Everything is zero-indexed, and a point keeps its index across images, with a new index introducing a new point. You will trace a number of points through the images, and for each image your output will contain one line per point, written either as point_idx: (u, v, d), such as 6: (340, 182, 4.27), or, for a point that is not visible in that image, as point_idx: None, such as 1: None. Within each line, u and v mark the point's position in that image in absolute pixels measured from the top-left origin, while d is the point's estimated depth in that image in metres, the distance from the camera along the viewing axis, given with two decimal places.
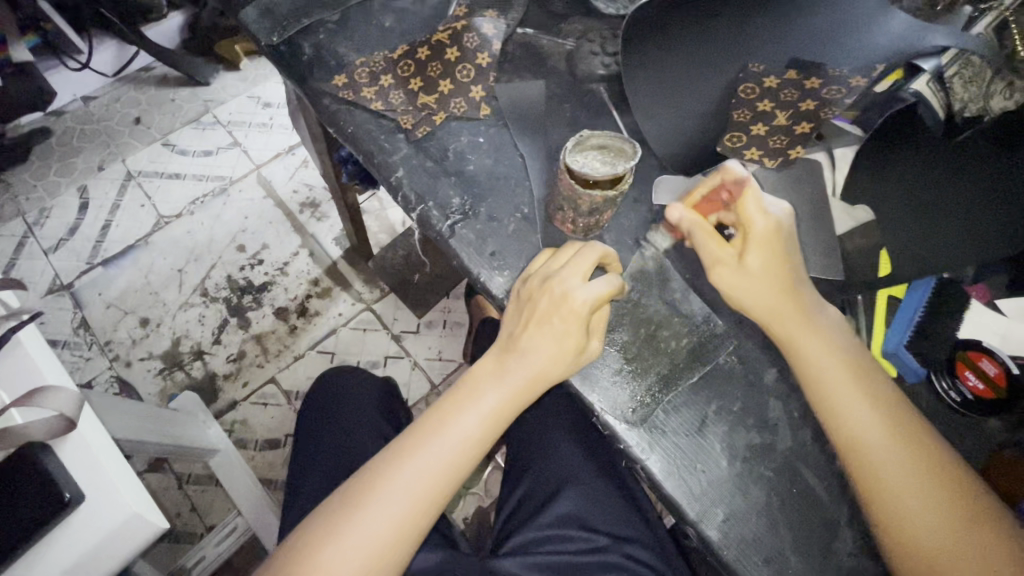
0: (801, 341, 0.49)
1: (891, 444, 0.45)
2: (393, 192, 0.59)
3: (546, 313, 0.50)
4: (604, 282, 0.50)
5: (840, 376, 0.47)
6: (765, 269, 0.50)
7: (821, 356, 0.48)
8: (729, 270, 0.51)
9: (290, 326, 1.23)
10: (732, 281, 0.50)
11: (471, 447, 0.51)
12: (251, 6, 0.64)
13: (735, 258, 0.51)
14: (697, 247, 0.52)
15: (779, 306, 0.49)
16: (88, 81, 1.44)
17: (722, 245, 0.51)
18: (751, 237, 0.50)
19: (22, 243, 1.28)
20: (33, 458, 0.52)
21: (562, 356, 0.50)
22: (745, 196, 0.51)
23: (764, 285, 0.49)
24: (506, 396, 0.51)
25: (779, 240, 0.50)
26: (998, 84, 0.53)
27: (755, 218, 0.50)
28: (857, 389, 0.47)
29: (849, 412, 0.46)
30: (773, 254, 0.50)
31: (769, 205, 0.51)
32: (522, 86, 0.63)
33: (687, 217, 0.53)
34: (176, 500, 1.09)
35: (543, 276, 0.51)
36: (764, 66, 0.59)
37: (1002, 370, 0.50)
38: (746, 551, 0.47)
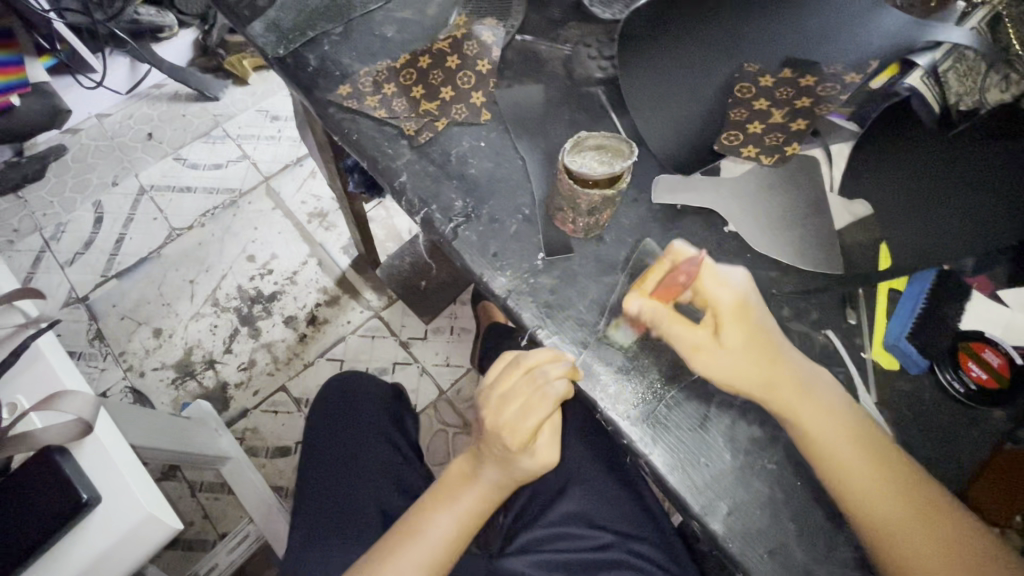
0: (789, 391, 0.48)
1: (877, 486, 0.46)
2: (397, 196, 0.60)
3: (497, 428, 0.53)
4: (553, 390, 0.50)
5: (826, 421, 0.48)
6: (742, 344, 0.49)
7: (808, 404, 0.48)
8: (708, 354, 0.49)
9: (300, 335, 1.25)
10: (717, 364, 0.49)
11: (452, 542, 0.57)
12: (258, 21, 0.66)
13: (712, 340, 0.49)
14: (669, 335, 0.50)
15: (763, 381, 0.48)
16: (102, 98, 1.48)
17: (695, 329, 0.50)
18: (722, 314, 0.49)
19: (39, 258, 1.30)
20: (51, 461, 0.53)
21: (516, 464, 0.54)
22: (704, 277, 0.50)
23: (746, 361, 0.49)
24: (477, 491, 0.57)
25: (747, 312, 0.50)
26: (994, 76, 0.53)
27: (722, 295, 0.50)
28: (843, 432, 0.48)
29: (836, 457, 0.47)
30: (746, 328, 0.49)
31: (729, 279, 0.50)
32: (522, 91, 0.64)
33: (648, 306, 0.51)
34: (190, 508, 1.10)
35: (499, 394, 0.53)
36: (759, 65, 0.60)
37: (1005, 360, 0.52)
38: (750, 544, 0.48)
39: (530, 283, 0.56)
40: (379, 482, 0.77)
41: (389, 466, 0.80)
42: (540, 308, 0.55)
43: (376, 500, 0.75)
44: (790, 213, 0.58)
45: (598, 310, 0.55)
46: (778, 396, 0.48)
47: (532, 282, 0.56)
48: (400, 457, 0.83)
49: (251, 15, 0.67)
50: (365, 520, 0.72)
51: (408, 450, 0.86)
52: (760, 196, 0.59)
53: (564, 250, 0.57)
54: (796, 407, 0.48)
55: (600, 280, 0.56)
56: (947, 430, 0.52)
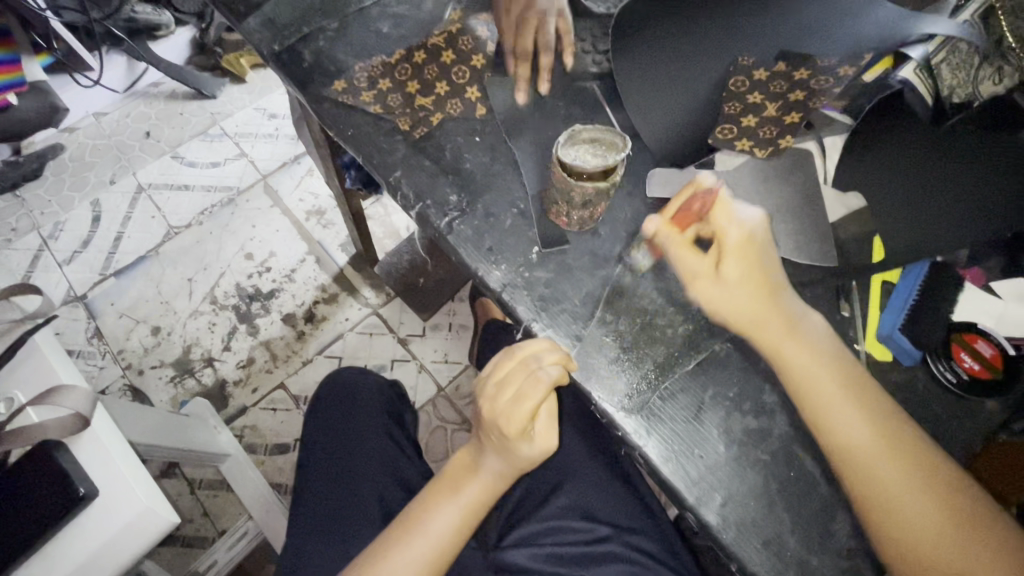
0: (782, 329, 0.49)
1: (868, 432, 0.46)
2: (392, 191, 0.60)
3: (494, 418, 0.53)
4: (546, 375, 0.50)
5: (815, 366, 0.48)
6: (741, 280, 0.50)
7: (799, 347, 0.49)
8: (707, 284, 0.51)
9: (299, 332, 1.25)
10: (711, 292, 0.50)
11: (455, 536, 0.57)
12: (253, 16, 0.66)
13: (710, 271, 0.51)
14: (674, 260, 0.52)
15: (755, 315, 0.50)
16: (99, 97, 1.48)
17: (700, 258, 0.51)
18: (727, 247, 0.50)
19: (37, 257, 1.31)
20: (48, 455, 0.53)
21: (517, 453, 0.55)
22: (716, 211, 0.51)
23: (744, 296, 0.50)
24: (481, 482, 0.58)
25: (755, 249, 0.50)
26: (987, 69, 0.52)
27: (728, 229, 0.50)
28: (840, 386, 0.48)
29: (824, 398, 0.47)
30: (748, 264, 0.50)
31: (740, 215, 0.51)
32: (517, 86, 0.64)
33: (662, 231, 0.52)
34: (189, 505, 1.11)
35: (495, 383, 0.55)
36: (754, 59, 0.60)
37: (997, 351, 0.52)
38: (745, 535, 0.48)
39: (526, 277, 0.56)
40: (377, 477, 0.77)
41: (387, 461, 0.80)
42: (535, 302, 0.55)
43: (375, 495, 0.75)
44: (786, 205, 0.57)
45: (593, 304, 0.55)
46: (768, 335, 0.49)
47: (527, 277, 0.56)
48: (398, 453, 0.83)
49: (247, 11, 0.67)
50: (363, 516, 0.73)
51: (407, 446, 0.86)
52: (755, 189, 0.58)
53: (559, 245, 0.57)
54: (785, 348, 0.49)
55: (595, 275, 0.56)
56: (941, 420, 0.53)
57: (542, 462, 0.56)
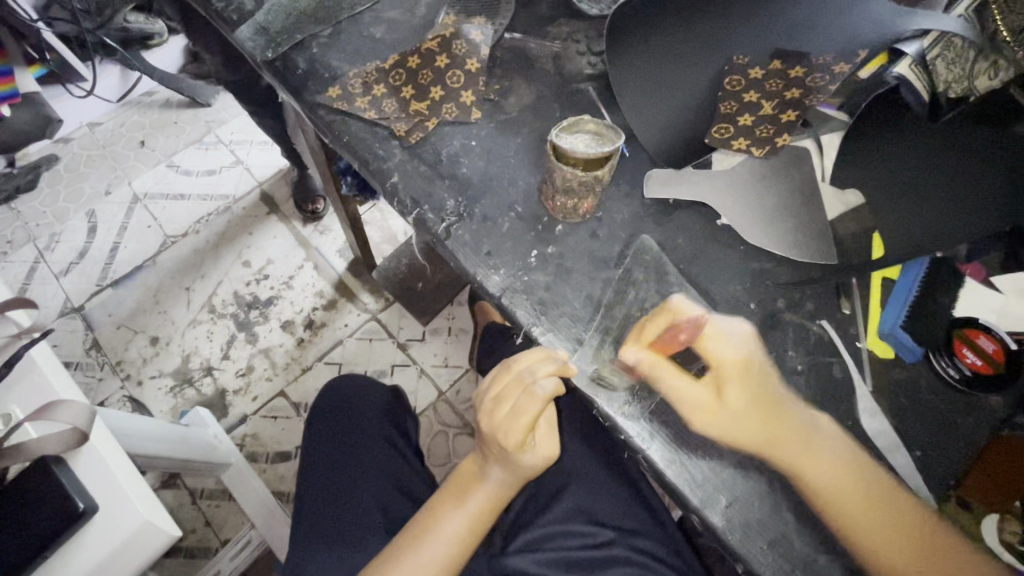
0: (798, 450, 0.48)
1: (895, 537, 0.45)
2: (389, 196, 0.60)
3: (494, 430, 0.54)
4: (541, 389, 0.51)
5: (839, 483, 0.47)
6: (744, 407, 0.48)
7: (817, 468, 0.47)
8: (713, 413, 0.48)
9: (298, 339, 1.24)
10: (718, 425, 0.48)
11: (460, 547, 0.56)
12: (246, 24, 0.66)
13: (714, 400, 0.48)
14: (671, 393, 0.49)
15: (770, 438, 0.48)
16: (93, 107, 1.48)
17: (699, 389, 0.49)
18: (726, 375, 0.49)
19: (34, 268, 1.30)
20: (47, 472, 0.53)
21: (520, 463, 0.55)
22: (705, 338, 0.50)
23: (751, 422, 0.48)
24: (484, 492, 0.58)
25: (749, 372, 0.50)
26: (983, 63, 0.53)
27: (724, 354, 0.50)
28: (847, 487, 0.47)
29: (850, 515, 0.46)
30: (750, 388, 0.49)
31: (728, 338, 0.51)
32: (512, 89, 0.64)
33: (642, 358, 0.49)
34: (191, 515, 1.10)
35: (493, 398, 0.55)
36: (749, 57, 0.60)
37: (999, 346, 0.52)
38: (750, 536, 0.48)
39: (524, 281, 0.56)
40: (380, 485, 0.77)
41: (390, 468, 0.80)
42: (535, 305, 0.55)
43: (377, 503, 0.75)
44: (780, 204, 0.58)
45: (593, 307, 0.55)
46: (787, 458, 0.47)
47: (526, 280, 0.56)
48: (399, 459, 0.83)
49: (240, 19, 0.67)
50: (366, 523, 0.72)
51: (408, 453, 0.86)
52: (752, 189, 0.58)
53: (558, 249, 0.57)
54: (806, 471, 0.47)
55: (594, 277, 0.56)
56: (947, 417, 0.52)
57: (544, 472, 0.56)
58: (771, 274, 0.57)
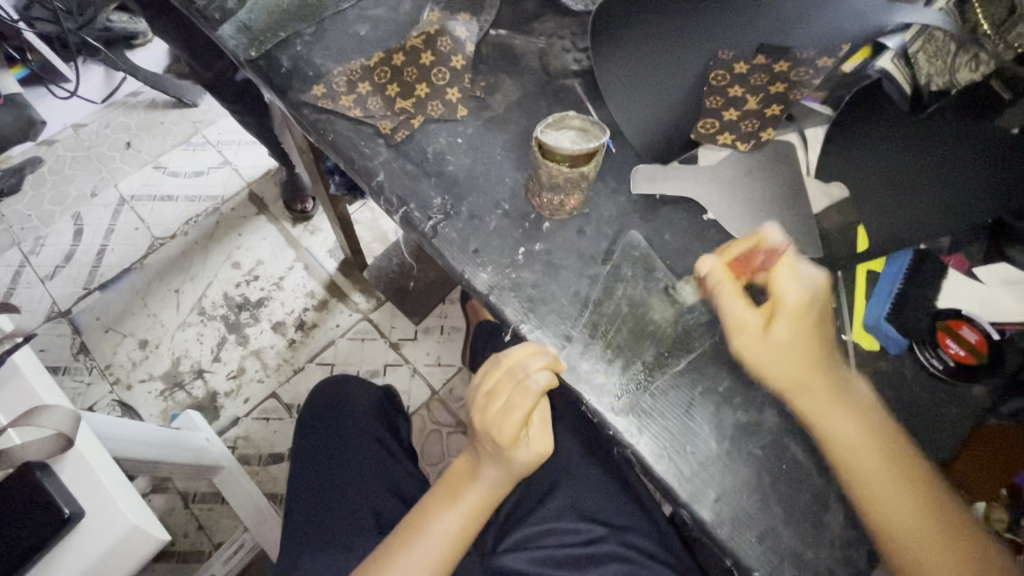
0: (829, 392, 0.48)
1: (896, 494, 0.46)
2: (375, 195, 0.60)
3: (487, 428, 0.53)
4: (534, 383, 0.50)
5: (857, 434, 0.47)
6: (789, 341, 0.48)
7: (841, 419, 0.48)
8: (756, 336, 0.49)
9: (289, 340, 1.24)
10: (758, 349, 0.49)
11: (454, 545, 0.57)
12: (228, 23, 0.66)
13: (762, 326, 0.49)
14: (721, 307, 0.51)
15: (799, 380, 0.48)
16: (77, 109, 1.46)
17: (752, 311, 0.50)
18: (782, 306, 0.49)
19: (19, 273, 1.28)
20: (31, 479, 0.52)
21: (513, 459, 0.54)
22: (777, 270, 0.50)
23: (792, 355, 0.48)
24: (478, 492, 0.58)
25: (808, 313, 0.49)
26: (964, 56, 0.53)
27: (788, 290, 0.49)
28: (869, 440, 0.47)
29: (852, 457, 0.47)
30: (801, 329, 0.49)
31: (805, 277, 0.50)
32: (498, 86, 0.64)
33: (715, 272, 0.51)
34: (183, 519, 1.09)
35: (484, 394, 0.55)
36: (733, 53, 0.60)
37: (982, 336, 0.53)
38: (739, 530, 0.48)
39: (512, 278, 0.56)
40: (372, 485, 0.77)
41: (381, 468, 0.80)
42: (523, 303, 0.55)
43: (369, 504, 0.75)
44: (767, 199, 0.58)
45: (581, 304, 0.54)
46: (808, 403, 0.48)
47: (513, 278, 0.56)
48: (391, 459, 0.82)
49: (222, 18, 0.67)
50: (358, 524, 0.72)
51: (400, 452, 0.86)
52: (738, 183, 0.59)
53: (545, 246, 0.57)
54: (829, 419, 0.48)
55: (581, 273, 0.56)
56: (932, 407, 0.53)
57: (538, 467, 0.56)
58: None
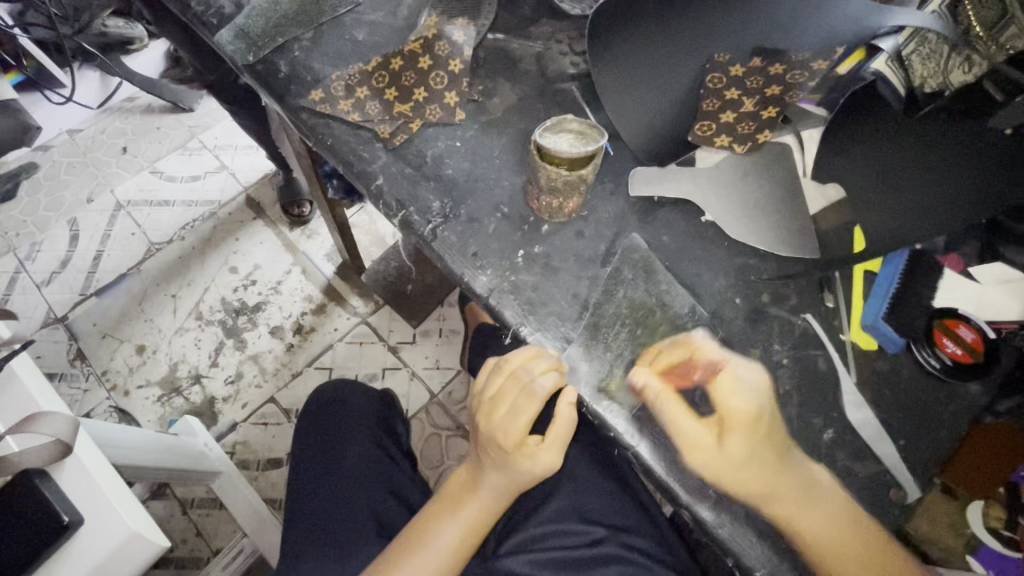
0: (794, 500, 0.47)
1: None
2: (374, 199, 0.60)
3: (491, 431, 0.54)
4: (541, 387, 0.50)
5: (830, 534, 0.47)
6: (745, 455, 0.47)
7: (812, 520, 0.47)
8: (709, 453, 0.47)
9: (287, 344, 1.24)
10: (711, 465, 0.47)
11: (456, 553, 0.57)
12: (226, 28, 0.66)
13: (714, 441, 0.48)
14: (669, 424, 0.49)
15: (763, 491, 0.47)
16: (73, 114, 1.46)
17: (700, 427, 0.48)
18: (732, 421, 0.48)
19: (14, 279, 1.28)
20: (30, 486, 0.52)
21: (516, 468, 0.54)
22: (718, 380, 0.50)
23: (747, 470, 0.47)
24: (479, 503, 0.57)
25: (760, 423, 0.48)
26: (958, 58, 0.53)
27: (733, 400, 0.49)
28: (840, 539, 0.47)
29: (833, 560, 0.46)
30: (753, 439, 0.48)
31: (748, 390, 0.49)
32: (496, 90, 0.64)
33: (652, 383, 0.50)
34: (181, 525, 1.09)
35: (488, 400, 0.55)
36: (730, 55, 0.60)
37: (978, 335, 0.53)
38: (739, 529, 0.48)
39: (512, 281, 0.56)
40: (371, 488, 0.77)
41: (381, 472, 0.80)
42: (522, 305, 0.55)
43: (369, 507, 0.74)
44: (764, 200, 0.59)
45: (580, 307, 0.55)
46: (779, 510, 0.47)
47: (513, 280, 0.56)
48: (391, 463, 0.82)
49: (220, 23, 0.67)
50: (358, 528, 0.72)
51: (399, 456, 0.86)
52: (734, 184, 0.59)
53: (544, 248, 0.57)
54: (797, 522, 0.47)
55: (580, 276, 0.56)
56: (930, 406, 0.53)
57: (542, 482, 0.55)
58: (755, 270, 0.57)
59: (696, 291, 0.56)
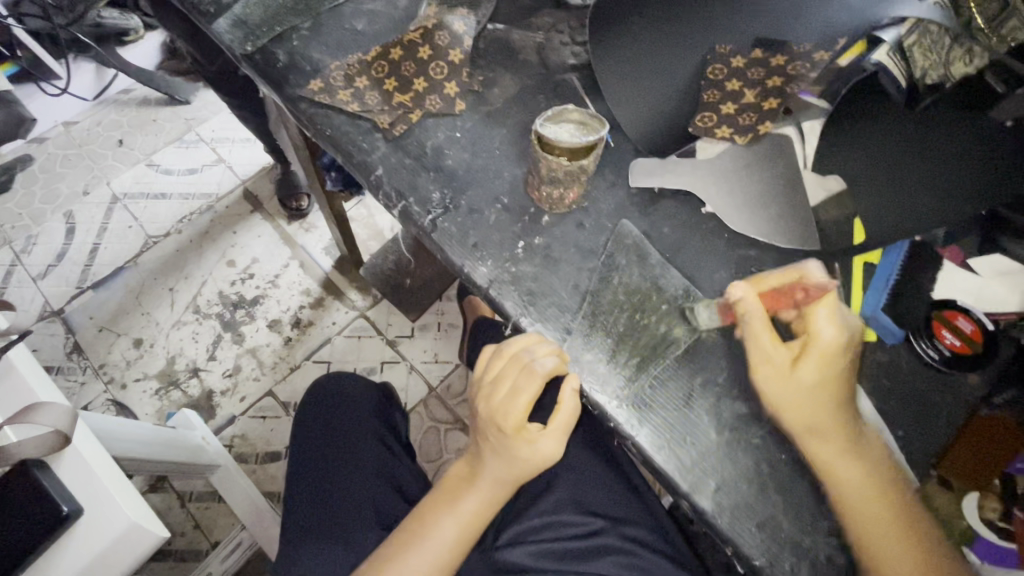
0: (842, 439, 0.48)
1: (895, 543, 0.46)
2: (373, 190, 0.60)
3: (491, 415, 0.54)
4: (539, 366, 0.50)
5: (863, 480, 0.48)
6: (814, 383, 0.48)
7: (852, 466, 0.48)
8: (779, 374, 0.50)
9: (286, 338, 1.23)
10: (774, 383, 0.50)
11: (457, 544, 0.57)
12: (223, 17, 0.65)
13: (788, 364, 0.50)
14: (749, 340, 0.52)
15: (814, 423, 0.48)
16: (68, 106, 1.45)
17: (778, 347, 0.50)
18: (813, 344, 0.49)
19: (10, 272, 1.27)
20: (29, 476, 0.52)
21: (516, 455, 0.54)
22: (815, 308, 0.51)
23: (813, 396, 0.48)
24: (479, 494, 0.57)
25: (839, 357, 0.49)
26: (959, 49, 0.54)
27: (824, 330, 0.49)
28: (873, 487, 0.48)
29: (863, 506, 0.47)
30: (829, 369, 0.49)
31: (840, 325, 0.50)
32: (495, 81, 0.64)
33: (747, 299, 0.52)
34: (179, 518, 1.09)
35: (487, 384, 0.56)
36: (731, 46, 0.60)
37: (977, 326, 0.53)
38: (738, 519, 0.49)
39: (512, 272, 0.56)
40: (370, 481, 0.77)
41: (380, 464, 0.80)
42: (522, 296, 0.55)
43: (368, 499, 0.75)
44: (761, 193, 0.58)
45: (580, 297, 0.55)
46: (820, 447, 0.48)
47: (513, 272, 0.56)
48: (390, 455, 0.82)
49: (219, 13, 0.66)
50: (358, 520, 0.72)
51: (398, 449, 0.86)
52: (733, 176, 0.59)
53: (544, 240, 0.57)
54: (839, 460, 0.48)
55: (581, 267, 0.56)
56: (930, 396, 0.54)
57: (542, 470, 0.54)
58: (755, 261, 0.57)
59: (697, 284, 0.56)
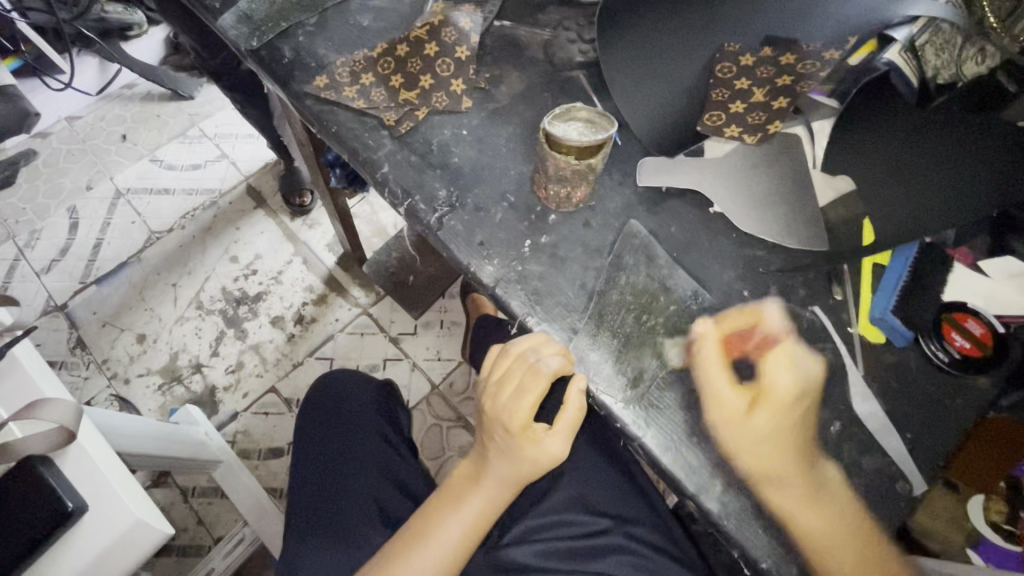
0: (801, 485, 0.48)
1: None
2: (379, 187, 0.59)
3: (497, 413, 0.54)
4: (545, 366, 0.51)
5: (825, 526, 0.47)
6: (770, 431, 0.48)
7: (811, 514, 0.47)
8: (740, 420, 0.49)
9: (288, 335, 1.23)
10: (735, 430, 0.49)
11: (462, 543, 0.56)
12: (228, 12, 0.65)
13: (744, 409, 0.49)
14: (705, 383, 0.51)
15: (771, 469, 0.48)
16: (72, 100, 1.45)
17: (736, 393, 0.50)
18: (767, 395, 0.49)
19: (14, 266, 1.27)
20: (33, 472, 0.52)
21: (523, 455, 0.54)
22: (770, 357, 0.51)
23: (769, 444, 0.48)
24: (484, 493, 0.57)
25: (794, 405, 0.50)
26: (971, 50, 0.53)
27: (779, 379, 0.50)
28: (833, 533, 0.47)
29: (827, 552, 0.47)
30: (783, 418, 0.49)
31: (793, 374, 0.51)
32: (502, 78, 0.64)
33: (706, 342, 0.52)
34: (182, 513, 1.09)
35: (492, 383, 0.56)
36: (739, 45, 0.60)
37: (987, 329, 0.53)
38: (745, 522, 0.48)
39: (518, 271, 0.55)
40: (374, 478, 0.77)
41: (383, 461, 0.80)
42: (529, 295, 0.54)
43: (371, 497, 0.74)
44: (769, 192, 0.58)
45: (587, 296, 0.54)
46: (779, 495, 0.48)
47: (520, 270, 0.55)
48: (393, 453, 0.82)
49: (224, 8, 0.66)
50: (362, 518, 0.72)
51: (401, 446, 0.85)
52: (741, 175, 0.59)
53: (550, 239, 0.56)
54: (796, 510, 0.47)
55: (587, 266, 0.55)
56: (939, 399, 0.53)
57: (548, 469, 0.54)
58: (763, 262, 0.57)
59: (705, 284, 0.56)
